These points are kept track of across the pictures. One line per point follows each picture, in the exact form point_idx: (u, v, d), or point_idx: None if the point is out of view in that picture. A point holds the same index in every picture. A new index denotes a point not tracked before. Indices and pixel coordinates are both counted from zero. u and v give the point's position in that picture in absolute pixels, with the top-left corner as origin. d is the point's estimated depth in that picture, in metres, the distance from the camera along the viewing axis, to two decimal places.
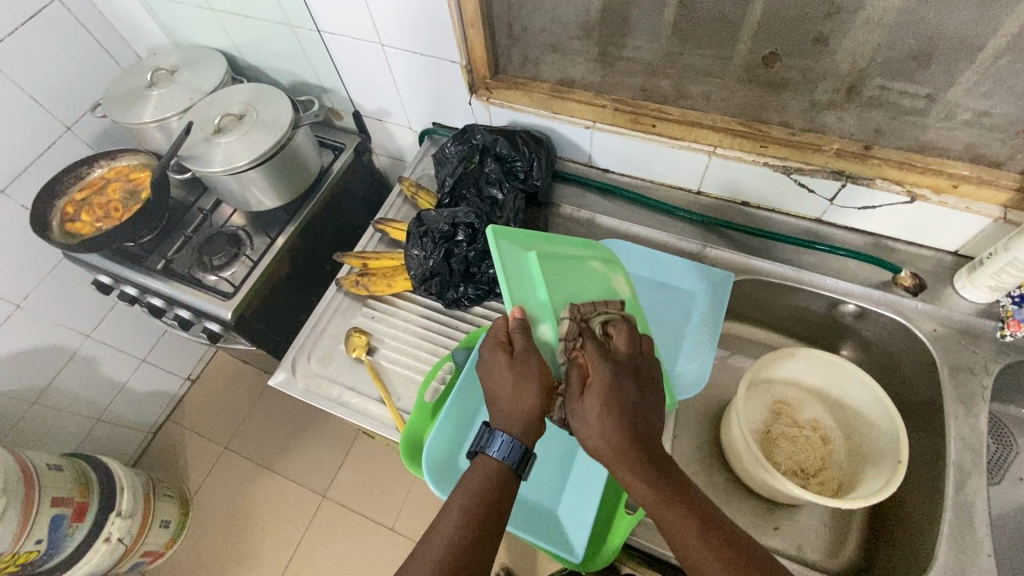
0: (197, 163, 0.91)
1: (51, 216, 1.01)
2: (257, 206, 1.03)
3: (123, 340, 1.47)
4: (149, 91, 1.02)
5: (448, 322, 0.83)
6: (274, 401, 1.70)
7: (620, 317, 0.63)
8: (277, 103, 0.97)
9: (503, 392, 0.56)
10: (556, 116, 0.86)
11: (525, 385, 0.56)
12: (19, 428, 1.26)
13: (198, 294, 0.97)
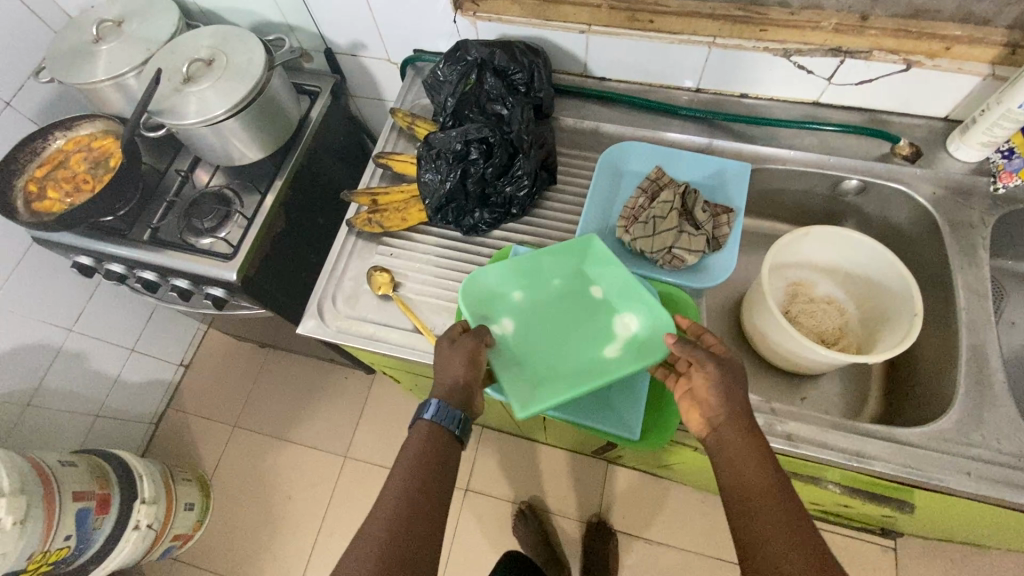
0: (173, 117, 0.85)
1: (13, 196, 0.94)
2: (240, 160, 0.96)
3: (108, 330, 1.39)
4: (97, 46, 0.92)
5: (469, 250, 0.82)
6: (276, 375, 1.67)
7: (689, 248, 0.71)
8: (247, 43, 0.90)
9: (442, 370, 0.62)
10: (549, 24, 0.83)
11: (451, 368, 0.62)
12: (16, 434, 1.20)
13: (196, 260, 0.92)
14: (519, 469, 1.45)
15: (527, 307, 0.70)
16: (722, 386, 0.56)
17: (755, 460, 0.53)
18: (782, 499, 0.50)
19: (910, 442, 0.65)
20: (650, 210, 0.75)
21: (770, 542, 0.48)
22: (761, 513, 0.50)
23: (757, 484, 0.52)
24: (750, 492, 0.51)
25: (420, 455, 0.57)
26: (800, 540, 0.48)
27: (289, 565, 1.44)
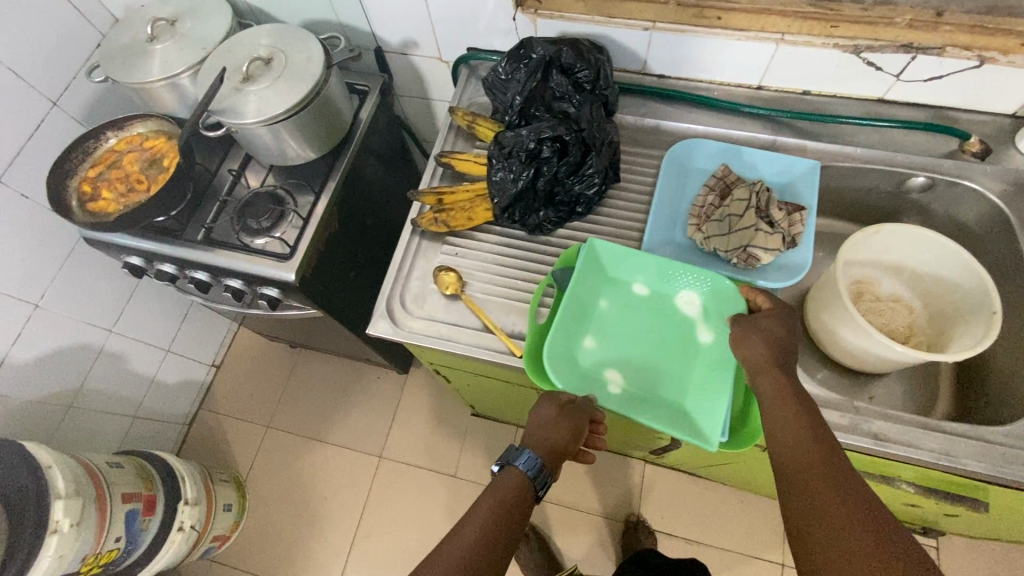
0: (232, 116, 0.84)
1: (68, 197, 0.93)
2: (294, 160, 0.96)
3: (146, 331, 1.39)
4: (152, 46, 0.92)
5: (536, 249, 0.81)
6: (308, 375, 1.67)
7: (764, 251, 0.71)
8: (304, 42, 0.89)
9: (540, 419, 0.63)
10: (612, 21, 0.82)
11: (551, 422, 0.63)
12: (61, 434, 1.20)
13: (254, 260, 0.92)
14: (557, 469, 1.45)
15: (608, 343, 0.70)
16: (765, 338, 0.60)
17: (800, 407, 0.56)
18: (827, 444, 0.53)
19: (996, 442, 0.65)
20: (722, 208, 0.75)
21: (812, 479, 0.51)
22: (804, 455, 0.53)
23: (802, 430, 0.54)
24: (795, 436, 0.54)
25: (504, 501, 0.58)
26: (842, 481, 0.50)
27: (327, 565, 1.44)
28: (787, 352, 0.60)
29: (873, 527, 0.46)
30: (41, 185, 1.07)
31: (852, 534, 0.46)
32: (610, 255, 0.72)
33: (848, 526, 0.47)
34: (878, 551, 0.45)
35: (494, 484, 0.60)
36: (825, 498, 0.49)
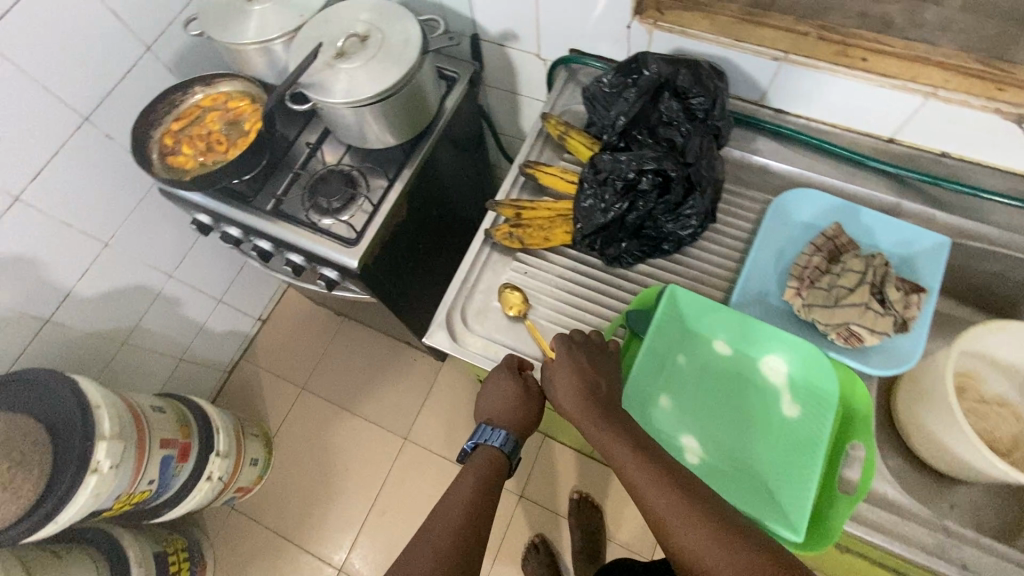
0: (320, 93, 0.81)
1: (150, 148, 0.94)
2: (373, 143, 0.93)
3: (203, 279, 1.42)
4: (251, 6, 0.89)
5: (613, 282, 0.76)
6: (348, 345, 1.69)
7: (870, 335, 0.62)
8: (403, 23, 0.85)
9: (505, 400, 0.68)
10: (738, 45, 0.74)
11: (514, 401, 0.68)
12: (111, 368, 1.25)
13: (318, 240, 0.91)
14: (577, 487, 1.41)
15: (686, 404, 0.64)
16: (580, 387, 0.61)
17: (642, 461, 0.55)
18: (696, 494, 0.53)
19: None
20: (832, 276, 0.67)
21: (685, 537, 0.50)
22: (673, 511, 0.52)
23: (662, 485, 0.54)
24: (659, 491, 0.53)
25: (480, 481, 0.64)
26: (720, 529, 0.50)
27: (337, 535, 1.47)
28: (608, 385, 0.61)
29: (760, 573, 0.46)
30: (127, 127, 1.09)
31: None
32: (691, 306, 0.66)
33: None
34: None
35: (468, 468, 0.66)
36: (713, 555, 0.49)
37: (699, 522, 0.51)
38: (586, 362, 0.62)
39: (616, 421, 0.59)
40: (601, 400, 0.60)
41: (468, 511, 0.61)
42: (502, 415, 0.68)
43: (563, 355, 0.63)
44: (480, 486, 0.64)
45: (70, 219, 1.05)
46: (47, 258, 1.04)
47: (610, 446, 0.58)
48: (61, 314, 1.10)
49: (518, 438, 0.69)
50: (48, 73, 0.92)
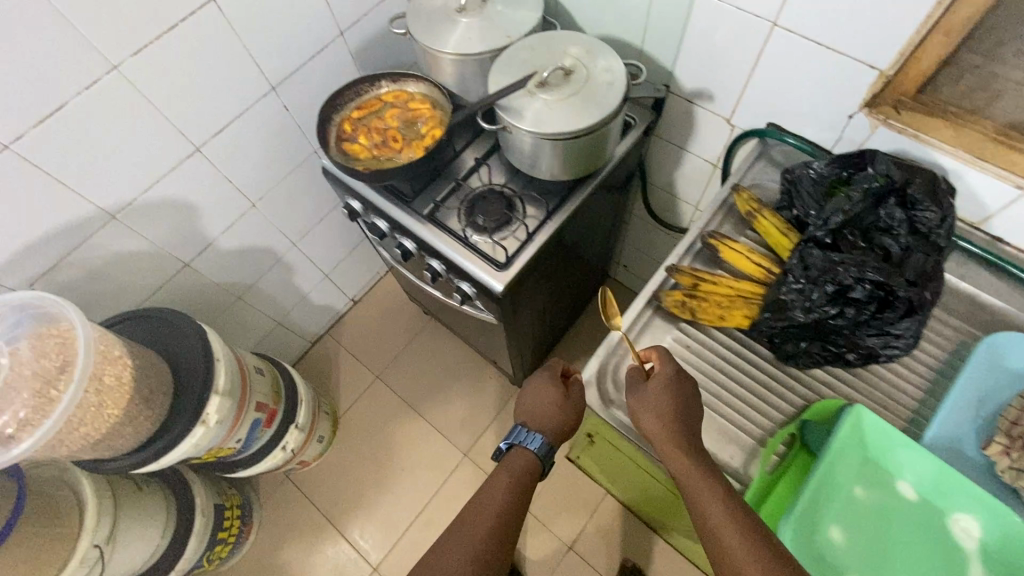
0: (515, 117, 0.81)
1: (330, 130, 0.96)
2: (544, 173, 0.91)
3: (318, 253, 1.46)
4: (460, 18, 0.91)
5: (781, 379, 0.71)
6: (428, 346, 1.69)
7: None
8: (611, 65, 0.83)
9: (549, 403, 0.78)
10: (979, 163, 0.69)
11: (559, 407, 0.77)
12: (219, 318, 1.30)
13: (468, 255, 0.91)
14: (631, 553, 1.35)
15: (855, 541, 0.59)
16: (670, 410, 0.63)
17: (727, 500, 0.57)
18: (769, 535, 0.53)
19: None
20: None
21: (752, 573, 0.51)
22: (743, 547, 0.52)
23: (739, 522, 0.54)
24: (734, 528, 0.54)
25: (517, 482, 0.74)
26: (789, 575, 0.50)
27: (380, 532, 1.46)
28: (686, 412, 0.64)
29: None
30: (303, 102, 1.12)
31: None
32: (879, 433, 0.61)
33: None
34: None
35: (504, 463, 0.77)
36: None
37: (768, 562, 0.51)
38: (675, 390, 0.65)
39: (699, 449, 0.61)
40: (680, 420, 0.63)
41: (503, 510, 0.71)
42: (541, 417, 0.78)
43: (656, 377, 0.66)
44: (513, 489, 0.73)
45: (232, 176, 1.09)
46: (204, 208, 1.08)
47: (693, 476, 0.60)
48: (198, 261, 1.14)
49: (552, 443, 0.78)
50: (257, 40, 0.96)
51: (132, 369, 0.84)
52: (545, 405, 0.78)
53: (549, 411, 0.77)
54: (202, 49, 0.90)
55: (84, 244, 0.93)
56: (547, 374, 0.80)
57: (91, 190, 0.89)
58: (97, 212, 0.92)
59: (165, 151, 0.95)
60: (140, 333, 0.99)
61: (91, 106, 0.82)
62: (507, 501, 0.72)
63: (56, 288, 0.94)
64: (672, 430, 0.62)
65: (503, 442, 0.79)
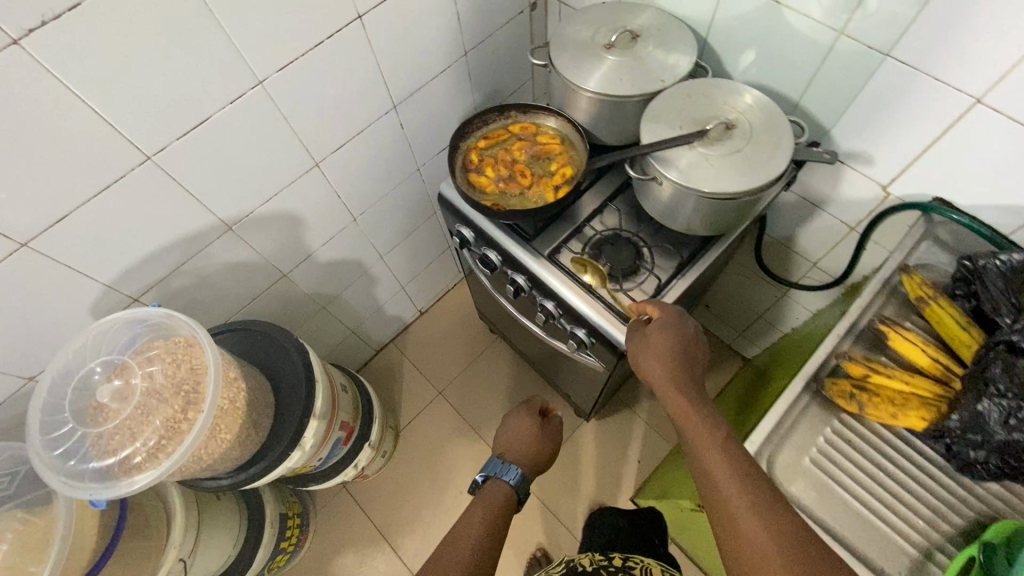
0: (670, 170, 0.76)
1: (455, 159, 0.94)
2: (684, 226, 0.86)
3: (400, 266, 1.43)
4: (607, 57, 0.87)
5: (956, 485, 0.68)
6: (492, 367, 1.66)
7: None
8: (777, 123, 0.77)
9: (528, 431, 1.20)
10: None
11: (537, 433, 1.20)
12: (300, 326, 1.28)
13: (591, 304, 0.87)
14: None
15: None
16: (671, 362, 0.76)
17: (723, 449, 0.69)
18: (754, 474, 0.66)
19: None
20: None
21: (744, 504, 0.63)
22: (733, 484, 0.65)
23: (732, 464, 0.67)
24: (724, 467, 0.67)
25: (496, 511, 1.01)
26: (768, 506, 0.62)
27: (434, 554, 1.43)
28: (678, 354, 0.76)
29: (794, 547, 0.58)
30: (417, 120, 1.09)
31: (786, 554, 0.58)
32: None
33: (780, 549, 0.58)
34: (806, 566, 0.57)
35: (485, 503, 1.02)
36: (763, 524, 0.61)
37: (756, 498, 0.63)
38: (676, 343, 0.77)
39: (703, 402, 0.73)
40: (682, 364, 0.76)
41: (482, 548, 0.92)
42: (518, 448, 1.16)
43: (654, 327, 0.79)
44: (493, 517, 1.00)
45: (341, 191, 1.06)
46: (310, 221, 1.05)
47: (699, 431, 0.71)
48: (295, 273, 1.12)
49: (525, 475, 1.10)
50: (390, 59, 0.93)
51: (245, 391, 0.83)
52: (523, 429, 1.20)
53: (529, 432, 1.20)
54: (340, 67, 0.87)
55: (198, 254, 0.91)
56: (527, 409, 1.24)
57: (214, 203, 0.87)
58: (216, 223, 0.90)
59: (287, 165, 0.93)
60: (242, 347, 0.98)
61: (231, 120, 0.79)
62: (484, 539, 0.93)
63: (164, 296, 0.92)
64: (676, 380, 0.75)
65: (483, 476, 1.11)
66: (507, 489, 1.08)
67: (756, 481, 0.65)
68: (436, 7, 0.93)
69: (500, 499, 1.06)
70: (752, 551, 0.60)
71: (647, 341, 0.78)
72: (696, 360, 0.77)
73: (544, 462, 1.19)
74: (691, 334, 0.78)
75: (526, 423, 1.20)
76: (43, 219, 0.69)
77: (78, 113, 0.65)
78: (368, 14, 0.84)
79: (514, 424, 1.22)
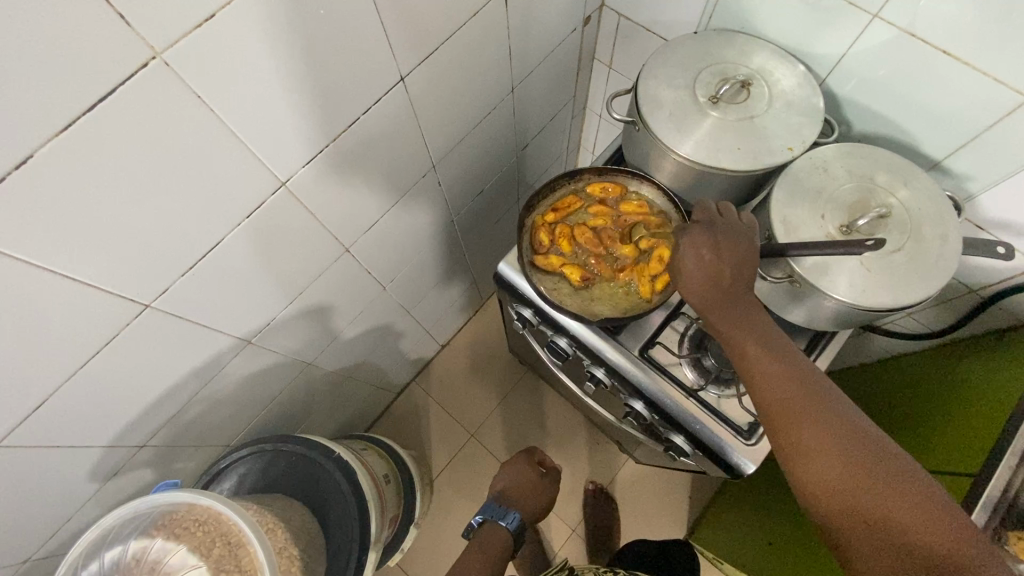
0: (826, 286, 0.62)
1: (520, 235, 0.77)
2: (807, 326, 0.71)
3: (426, 314, 1.26)
4: (711, 113, 0.70)
5: None
6: (528, 401, 1.52)
7: None
8: (938, 206, 0.63)
9: (522, 476, 1.04)
10: None
11: (530, 480, 1.04)
12: (325, 400, 1.13)
13: (700, 414, 0.74)
14: None
15: None
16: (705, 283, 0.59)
17: (785, 370, 0.55)
18: (833, 409, 0.52)
19: None
20: None
21: (809, 435, 0.51)
22: (801, 416, 0.53)
23: (799, 401, 0.53)
24: (783, 402, 0.54)
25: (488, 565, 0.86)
26: (858, 454, 0.49)
27: None
28: (724, 267, 0.59)
29: (864, 458, 0.49)
30: (455, 173, 0.91)
31: (876, 493, 0.47)
32: None
33: (890, 517, 0.46)
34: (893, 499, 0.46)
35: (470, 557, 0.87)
36: (859, 479, 0.48)
37: (826, 423, 0.51)
38: (711, 257, 0.59)
39: (761, 326, 0.58)
40: (727, 280, 0.59)
41: None
42: (513, 495, 1.02)
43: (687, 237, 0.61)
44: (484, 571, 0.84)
45: (372, 267, 0.88)
46: (338, 306, 0.88)
47: (748, 362, 0.57)
48: (320, 358, 0.96)
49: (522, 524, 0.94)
50: (431, 117, 0.74)
51: (299, 562, 0.73)
52: (517, 470, 1.05)
53: (520, 474, 1.04)
54: (377, 140, 0.68)
55: (214, 378, 0.74)
56: (527, 454, 1.08)
57: (231, 323, 0.69)
58: (234, 342, 0.72)
59: (314, 261, 0.74)
60: (279, 469, 0.84)
61: (249, 235, 0.61)
62: None
63: (178, 430, 0.75)
64: (722, 299, 0.59)
65: (477, 519, 0.95)
66: (504, 538, 0.92)
67: (839, 423, 0.51)
68: (484, 46, 0.73)
69: (497, 550, 0.89)
70: (839, 508, 0.49)
71: (689, 257, 0.60)
72: (744, 266, 0.60)
73: (539, 513, 1.04)
74: (734, 240, 0.60)
75: (524, 470, 1.05)
76: (14, 413, 0.52)
77: (48, 285, 0.46)
78: (411, 72, 0.65)
79: (511, 468, 1.06)
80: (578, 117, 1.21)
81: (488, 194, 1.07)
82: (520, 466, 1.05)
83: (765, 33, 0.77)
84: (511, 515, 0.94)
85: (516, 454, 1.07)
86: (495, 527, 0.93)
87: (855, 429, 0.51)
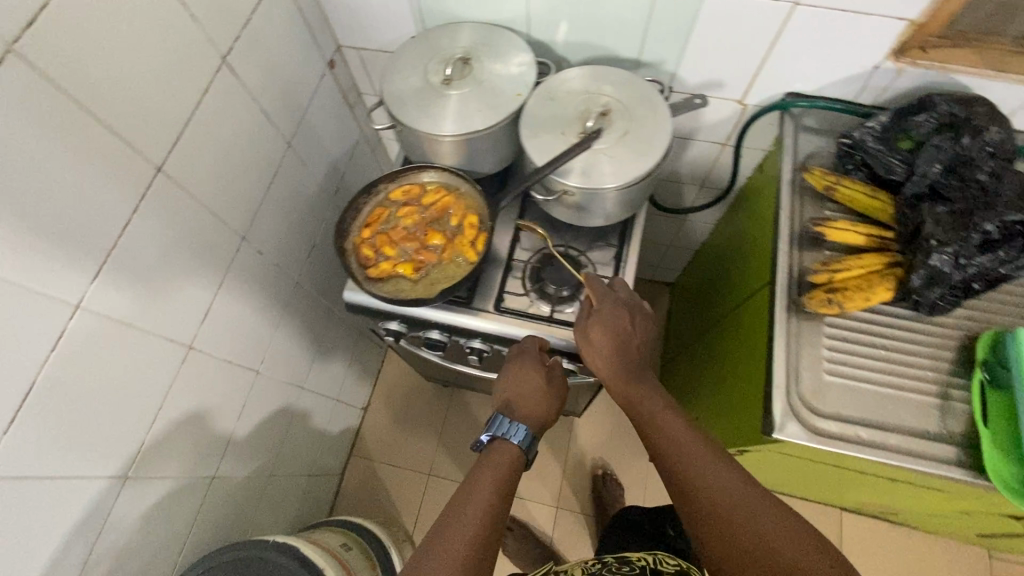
0: (588, 180, 0.73)
1: (347, 259, 0.83)
2: (605, 223, 0.83)
3: (323, 383, 1.26)
4: (449, 92, 0.80)
5: (917, 333, 0.73)
6: (465, 417, 1.55)
7: None
8: (641, 90, 0.78)
9: (526, 382, 0.78)
10: (997, 76, 0.77)
11: (541, 396, 0.78)
12: (258, 510, 1.08)
13: (563, 332, 0.82)
14: None
15: None
16: (620, 364, 0.74)
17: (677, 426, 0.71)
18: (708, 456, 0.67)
19: None
20: None
21: (691, 469, 0.65)
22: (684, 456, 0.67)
23: (687, 446, 0.68)
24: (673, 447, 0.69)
25: (503, 478, 0.69)
26: (727, 485, 0.63)
27: None
28: (623, 342, 0.74)
29: (727, 487, 0.63)
30: (273, 237, 0.94)
31: (737, 508, 0.60)
32: None
33: (744, 525, 0.59)
34: (749, 518, 0.59)
35: (486, 464, 0.70)
36: (731, 507, 0.61)
37: (700, 462, 0.66)
38: (612, 338, 0.74)
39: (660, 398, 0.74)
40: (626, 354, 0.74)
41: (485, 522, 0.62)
42: (521, 406, 0.77)
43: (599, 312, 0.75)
44: (502, 478, 0.69)
45: (231, 355, 0.88)
46: (214, 407, 0.87)
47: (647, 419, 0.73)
48: (224, 466, 0.93)
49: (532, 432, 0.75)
50: (214, 195, 0.77)
51: None
52: (518, 381, 0.78)
53: (523, 386, 0.78)
54: (165, 234, 0.70)
55: (106, 529, 0.70)
56: (529, 342, 0.81)
57: (97, 464, 0.67)
58: (109, 483, 0.70)
59: (160, 370, 0.74)
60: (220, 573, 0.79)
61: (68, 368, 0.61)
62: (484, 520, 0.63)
63: None
64: (618, 375, 0.75)
65: (485, 435, 0.75)
66: (517, 453, 0.73)
67: (712, 462, 0.66)
68: (234, 116, 0.78)
69: (511, 470, 0.71)
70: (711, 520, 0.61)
71: (591, 342, 0.75)
72: (637, 337, 0.76)
73: (554, 416, 0.80)
74: (643, 319, 0.76)
75: (530, 373, 0.78)
76: None
77: None
78: (167, 161, 0.68)
79: (511, 368, 0.80)
80: (379, 150, 1.30)
81: (322, 247, 1.11)
82: (524, 368, 0.78)
83: (469, 17, 0.90)
84: (521, 430, 0.74)
85: (519, 355, 0.80)
86: (505, 444, 0.73)
87: (730, 471, 0.65)
